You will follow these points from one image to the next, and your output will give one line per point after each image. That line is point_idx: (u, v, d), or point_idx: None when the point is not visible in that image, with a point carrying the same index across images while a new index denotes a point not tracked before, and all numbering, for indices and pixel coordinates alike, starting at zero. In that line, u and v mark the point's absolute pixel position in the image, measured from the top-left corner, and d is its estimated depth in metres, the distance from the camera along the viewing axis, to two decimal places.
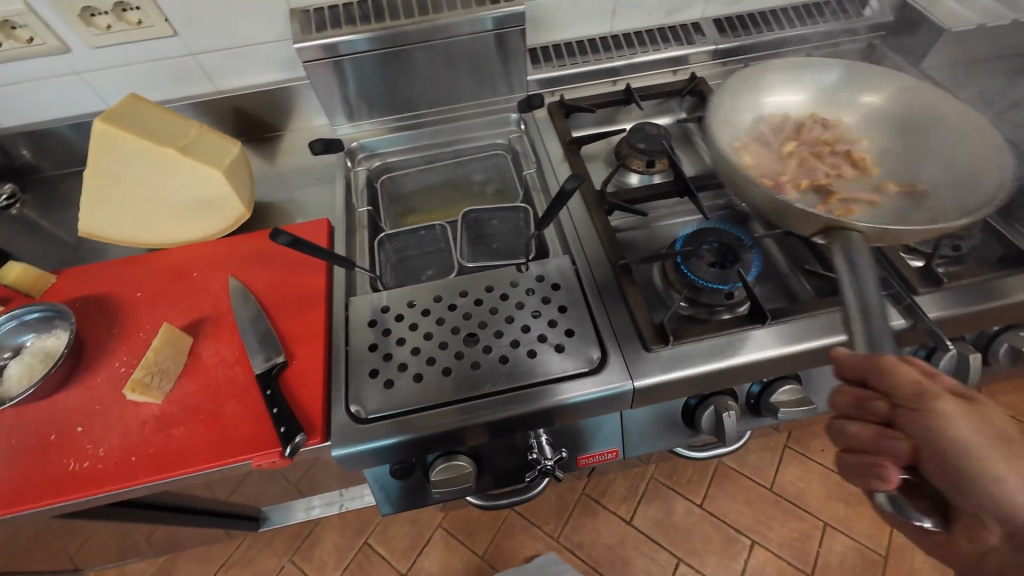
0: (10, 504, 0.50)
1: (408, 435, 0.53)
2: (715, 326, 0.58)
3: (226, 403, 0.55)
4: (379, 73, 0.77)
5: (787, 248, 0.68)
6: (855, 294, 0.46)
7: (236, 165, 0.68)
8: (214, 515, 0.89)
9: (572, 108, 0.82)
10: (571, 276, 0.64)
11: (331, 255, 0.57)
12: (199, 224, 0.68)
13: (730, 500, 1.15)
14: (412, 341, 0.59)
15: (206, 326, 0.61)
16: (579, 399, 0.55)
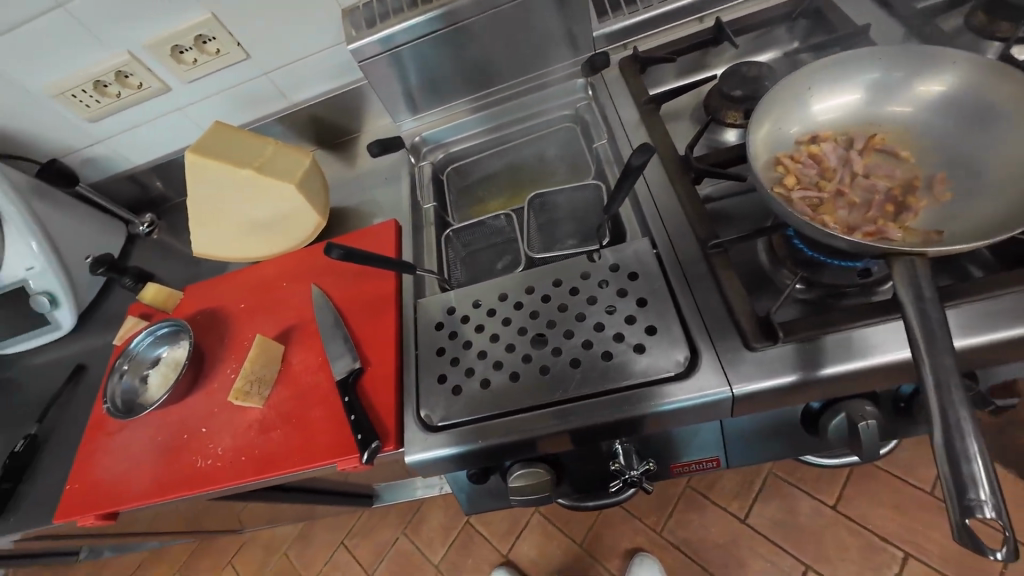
0: (156, 494, 0.59)
1: (477, 445, 0.51)
2: (845, 317, 0.45)
3: (313, 409, 0.59)
4: (435, 58, 0.73)
5: None
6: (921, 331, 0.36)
7: (308, 175, 0.70)
8: (332, 495, 0.99)
9: (648, 61, 0.71)
10: (650, 262, 0.55)
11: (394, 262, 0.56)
12: (283, 236, 0.72)
13: (874, 504, 0.97)
14: (478, 344, 0.56)
15: (295, 335, 0.65)
16: (664, 407, 0.48)
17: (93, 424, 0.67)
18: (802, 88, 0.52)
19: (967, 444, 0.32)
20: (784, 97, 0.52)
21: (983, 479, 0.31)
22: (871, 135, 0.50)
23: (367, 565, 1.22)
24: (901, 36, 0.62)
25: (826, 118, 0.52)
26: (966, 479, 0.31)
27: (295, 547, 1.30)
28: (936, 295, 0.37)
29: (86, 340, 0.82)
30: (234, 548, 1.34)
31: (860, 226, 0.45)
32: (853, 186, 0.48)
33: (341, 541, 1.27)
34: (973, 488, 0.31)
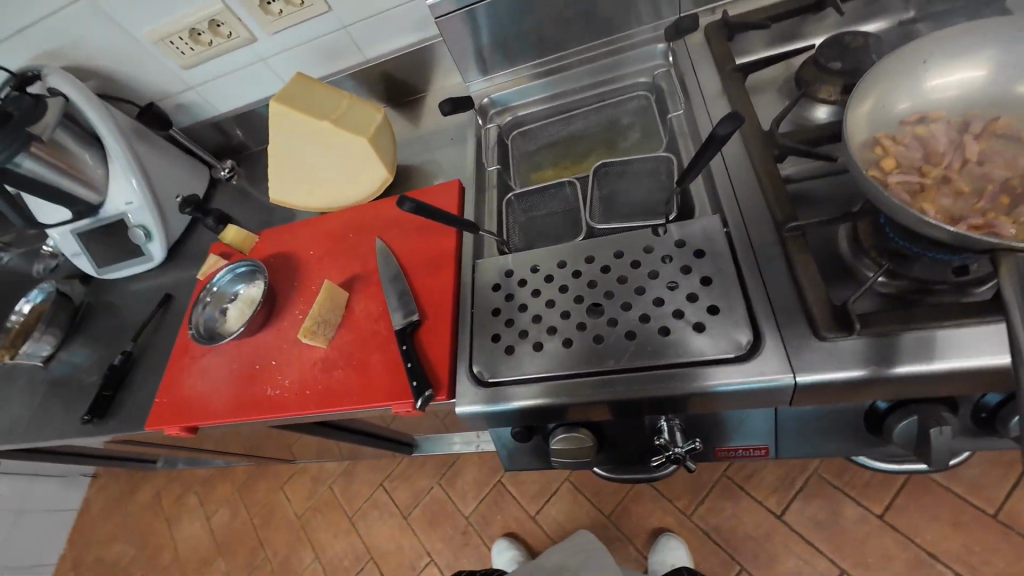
0: (232, 414, 0.65)
1: (524, 404, 0.53)
2: (934, 314, 0.42)
3: (372, 353, 0.62)
4: (512, 17, 0.72)
5: None
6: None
7: (380, 131, 0.72)
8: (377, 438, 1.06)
9: (737, 28, 0.66)
10: (719, 240, 0.53)
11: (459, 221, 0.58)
12: (354, 189, 0.75)
13: (927, 518, 0.92)
14: (534, 308, 0.57)
15: (358, 283, 0.69)
16: (719, 389, 0.47)
17: (179, 347, 0.75)
18: (916, 63, 0.47)
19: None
20: (896, 71, 0.47)
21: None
22: (994, 118, 0.45)
23: (404, 508, 1.30)
24: None
25: (941, 97, 0.47)
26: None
27: (340, 482, 1.41)
28: None
29: (173, 273, 0.90)
30: (287, 475, 1.48)
31: (965, 217, 0.41)
32: (963, 175, 0.44)
33: (381, 483, 1.36)
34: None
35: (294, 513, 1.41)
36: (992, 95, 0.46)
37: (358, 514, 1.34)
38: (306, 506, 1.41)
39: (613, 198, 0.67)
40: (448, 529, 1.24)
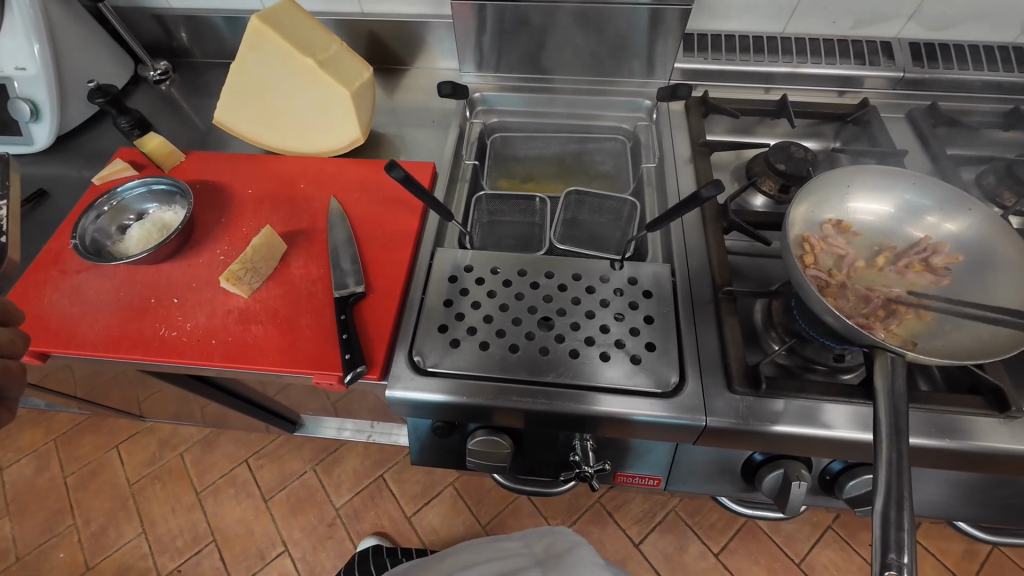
0: (106, 349, 0.55)
1: (458, 399, 0.52)
2: (819, 389, 0.51)
3: (302, 315, 0.57)
4: (519, 29, 0.74)
5: None
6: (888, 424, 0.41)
7: (363, 89, 0.68)
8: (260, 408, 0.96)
9: (713, 108, 0.74)
10: (665, 287, 0.59)
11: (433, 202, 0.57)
12: (319, 138, 0.70)
13: (749, 561, 1.09)
14: (486, 308, 0.57)
15: (301, 238, 0.63)
16: (642, 418, 0.51)
17: (50, 256, 0.62)
18: (841, 187, 0.58)
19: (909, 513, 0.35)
20: (825, 189, 0.57)
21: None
22: (884, 247, 0.56)
23: (266, 490, 1.19)
24: (925, 170, 0.69)
25: (854, 217, 0.58)
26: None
27: (195, 450, 1.25)
28: (905, 388, 0.43)
29: (55, 167, 0.74)
30: (126, 433, 1.28)
31: (854, 316, 0.51)
32: (856, 287, 0.54)
33: (246, 459, 1.24)
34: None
35: (125, 478, 1.21)
36: (886, 229, 0.57)
37: (207, 490, 1.20)
38: (142, 473, 1.22)
39: (574, 224, 0.72)
40: (312, 519, 1.16)
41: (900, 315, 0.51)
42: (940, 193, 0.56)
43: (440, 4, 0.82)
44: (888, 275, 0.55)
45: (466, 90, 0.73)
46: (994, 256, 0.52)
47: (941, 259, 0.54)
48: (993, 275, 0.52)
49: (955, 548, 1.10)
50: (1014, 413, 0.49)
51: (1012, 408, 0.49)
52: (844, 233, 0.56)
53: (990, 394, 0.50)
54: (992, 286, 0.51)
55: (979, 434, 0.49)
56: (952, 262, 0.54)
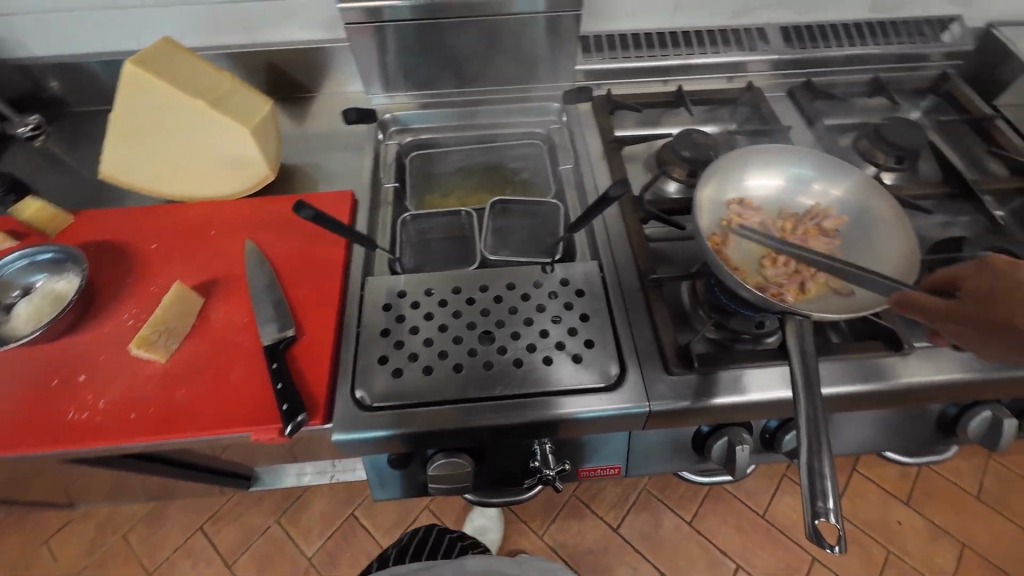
0: (6, 445, 0.49)
1: (409, 429, 0.51)
2: (746, 356, 0.55)
3: (229, 370, 0.54)
4: (422, 45, 0.74)
5: None
6: (804, 386, 0.45)
7: (264, 124, 0.65)
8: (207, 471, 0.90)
9: (618, 105, 0.78)
10: (596, 283, 0.60)
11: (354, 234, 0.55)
12: (223, 180, 0.66)
13: (719, 522, 1.16)
14: (426, 331, 0.57)
15: (218, 287, 0.60)
16: (590, 415, 0.52)
17: None
18: (739, 169, 0.62)
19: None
20: (725, 173, 0.62)
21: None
22: (785, 218, 0.61)
23: (229, 554, 1.12)
24: (810, 141, 0.76)
25: (754, 193, 0.62)
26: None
27: (142, 528, 1.15)
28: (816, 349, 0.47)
29: None
30: (56, 525, 1.15)
31: (768, 287, 0.55)
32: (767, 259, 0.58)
33: (201, 526, 1.15)
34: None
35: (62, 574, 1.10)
36: (784, 203, 0.62)
37: (162, 567, 1.11)
38: (82, 564, 1.11)
39: (503, 233, 0.71)
40: None
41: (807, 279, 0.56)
42: (821, 163, 0.62)
43: (338, 27, 0.81)
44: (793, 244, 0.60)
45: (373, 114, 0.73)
46: (873, 214, 0.58)
47: (831, 222, 0.59)
48: (874, 231, 0.58)
49: (892, 472, 1.21)
50: (908, 348, 0.56)
51: (905, 345, 0.55)
52: (748, 211, 0.61)
53: (887, 337, 0.56)
54: (875, 240, 0.57)
55: (886, 374, 0.55)
56: (840, 224, 0.59)
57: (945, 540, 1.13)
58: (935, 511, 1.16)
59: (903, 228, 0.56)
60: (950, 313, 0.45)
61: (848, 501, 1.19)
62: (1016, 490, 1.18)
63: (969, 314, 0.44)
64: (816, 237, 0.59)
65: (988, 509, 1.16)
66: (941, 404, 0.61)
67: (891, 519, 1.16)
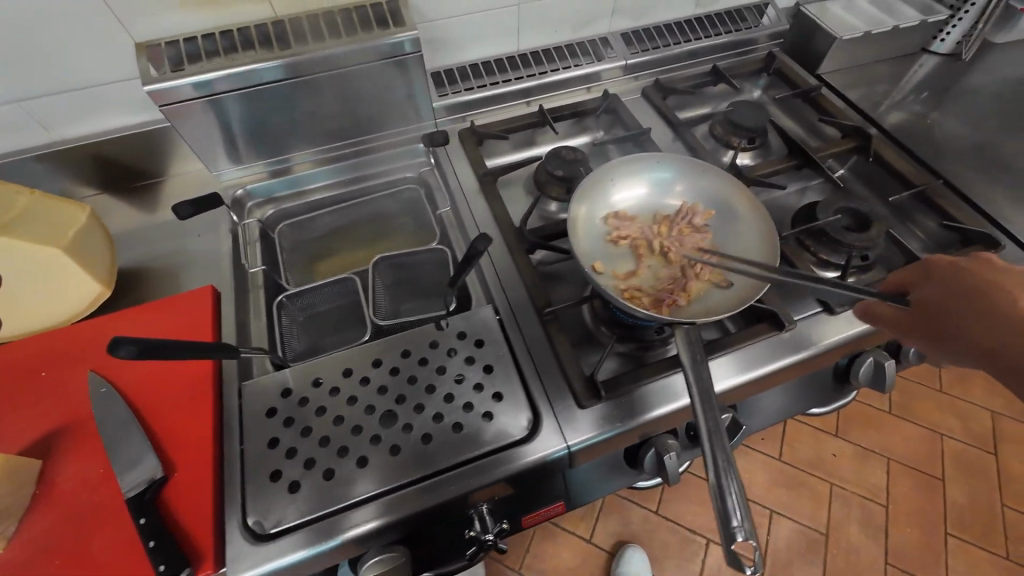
0: None
1: (321, 546, 0.46)
2: (651, 370, 0.55)
3: (87, 540, 0.45)
4: (269, 110, 0.67)
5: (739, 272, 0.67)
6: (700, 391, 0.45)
7: (82, 234, 0.56)
8: None
9: (484, 135, 0.76)
10: (494, 329, 0.58)
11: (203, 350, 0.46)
12: (40, 309, 0.56)
13: (684, 502, 1.19)
14: (321, 429, 0.51)
15: (61, 441, 0.50)
16: (511, 472, 0.50)
17: None
18: (605, 186, 0.63)
19: (725, 483, 0.39)
20: (593, 192, 0.62)
21: (736, 509, 0.38)
22: (661, 222, 0.62)
23: None
24: (670, 137, 0.80)
25: (626, 205, 0.64)
26: (723, 512, 0.38)
27: None
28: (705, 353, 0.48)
29: None
30: None
31: (662, 298, 0.56)
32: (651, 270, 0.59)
33: None
34: (732, 518, 0.38)
35: None
36: (656, 208, 0.64)
37: None
38: None
39: (391, 291, 0.68)
40: None
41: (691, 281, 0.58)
42: (679, 163, 0.64)
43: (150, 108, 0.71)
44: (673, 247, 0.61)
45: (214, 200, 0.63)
46: (734, 202, 0.61)
47: (701, 218, 0.61)
48: (739, 220, 0.60)
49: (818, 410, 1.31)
50: (790, 323, 0.58)
51: (790, 323, 0.58)
52: (625, 225, 0.62)
53: (771, 318, 0.59)
54: (741, 228, 0.60)
55: (776, 353, 0.58)
56: (708, 217, 0.62)
57: (872, 458, 1.25)
58: (859, 435, 1.28)
59: (762, 212, 0.59)
60: (902, 324, 0.51)
61: (789, 448, 1.27)
62: (916, 397, 1.33)
63: (914, 320, 0.49)
64: (692, 235, 0.61)
65: (898, 420, 1.31)
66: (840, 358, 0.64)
67: (826, 453, 1.26)
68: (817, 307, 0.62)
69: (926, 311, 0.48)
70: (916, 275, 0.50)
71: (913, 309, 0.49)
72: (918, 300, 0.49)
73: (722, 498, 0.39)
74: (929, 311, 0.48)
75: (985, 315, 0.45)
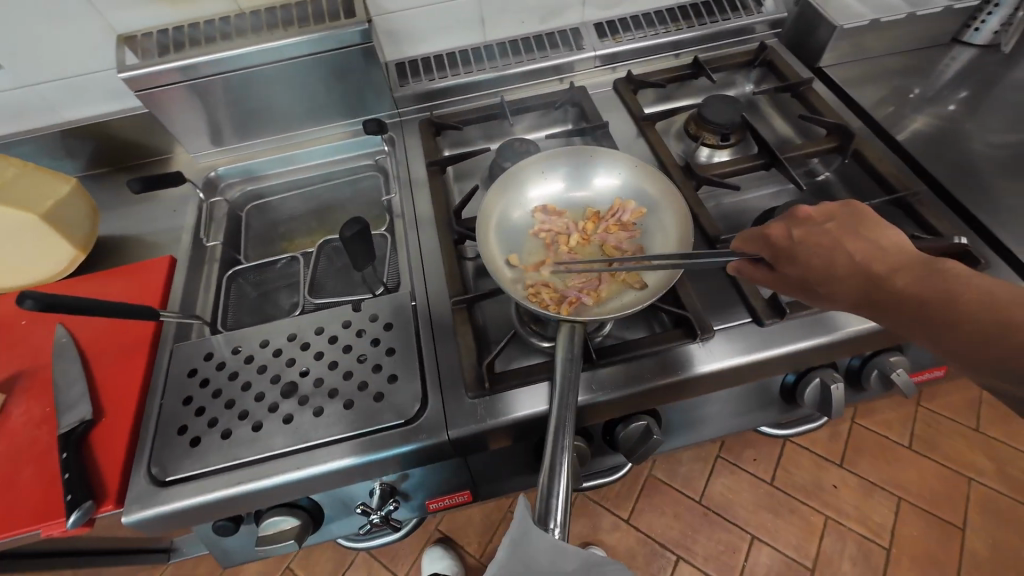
0: None
1: (205, 499, 0.50)
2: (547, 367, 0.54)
3: (22, 469, 0.52)
4: (247, 94, 0.73)
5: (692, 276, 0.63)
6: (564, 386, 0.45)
7: (59, 205, 0.65)
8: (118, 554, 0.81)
9: (441, 126, 0.78)
10: (405, 315, 0.60)
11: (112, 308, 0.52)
12: (20, 268, 0.64)
13: (657, 514, 1.14)
14: (228, 393, 0.55)
15: (20, 383, 0.58)
16: (390, 454, 0.51)
17: None
18: (534, 180, 0.63)
19: (554, 484, 0.39)
20: (518, 186, 0.63)
21: (557, 510, 0.38)
22: (588, 218, 0.61)
23: None
24: (632, 132, 0.78)
25: (555, 201, 0.63)
26: (544, 511, 0.38)
27: None
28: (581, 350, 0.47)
29: None
30: None
31: (568, 293, 0.55)
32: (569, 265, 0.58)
33: None
34: (550, 519, 0.38)
35: None
36: (587, 204, 0.63)
37: None
38: None
39: (321, 276, 0.69)
40: None
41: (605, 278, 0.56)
42: (612, 159, 0.63)
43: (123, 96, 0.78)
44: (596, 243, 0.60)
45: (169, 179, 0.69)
46: (663, 199, 0.59)
47: (628, 215, 0.60)
48: (666, 218, 0.58)
49: (822, 435, 1.20)
50: (703, 334, 0.55)
51: (703, 331, 0.55)
52: (549, 220, 0.61)
53: (686, 325, 0.56)
54: (668, 226, 0.58)
55: (690, 363, 0.55)
56: (638, 216, 0.60)
57: (880, 495, 1.12)
58: (868, 468, 1.15)
59: (685, 210, 0.56)
60: (774, 283, 0.43)
61: (783, 471, 1.17)
62: (943, 432, 1.19)
63: (783, 280, 0.42)
64: (617, 232, 0.59)
65: (918, 456, 1.16)
66: (780, 374, 0.59)
67: (826, 482, 1.14)
68: (748, 318, 0.58)
69: (801, 279, 0.41)
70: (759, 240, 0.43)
71: (783, 271, 0.42)
72: (784, 264, 0.41)
73: (547, 498, 0.39)
74: (802, 275, 0.41)
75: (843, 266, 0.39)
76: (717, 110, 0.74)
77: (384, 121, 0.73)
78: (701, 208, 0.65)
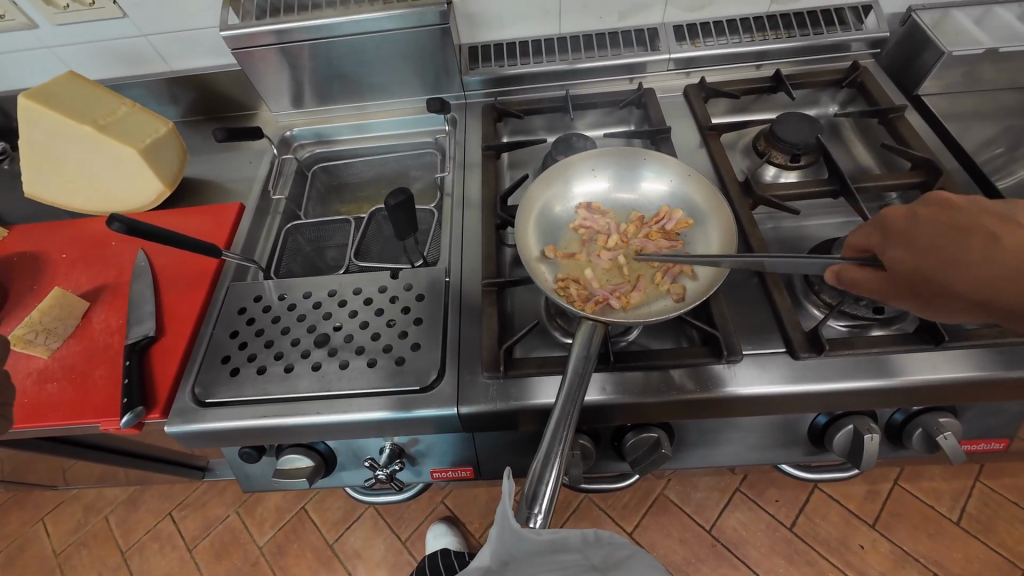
0: None
1: (233, 425, 0.54)
2: (562, 361, 0.54)
3: (95, 367, 0.60)
4: (329, 62, 0.78)
5: (734, 293, 0.61)
6: (573, 384, 0.45)
7: (157, 144, 0.73)
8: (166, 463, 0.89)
9: (502, 113, 0.79)
10: (437, 289, 0.62)
11: (180, 240, 0.58)
12: (122, 194, 0.73)
13: (663, 534, 1.11)
14: (269, 334, 0.60)
15: (104, 295, 0.66)
16: (400, 417, 0.54)
17: None
18: (582, 176, 0.63)
19: (546, 472, 0.40)
20: (566, 179, 0.63)
21: (543, 497, 0.39)
22: (631, 221, 0.61)
23: (190, 539, 1.19)
24: (694, 140, 0.75)
25: (600, 200, 0.63)
26: (531, 495, 0.39)
27: (119, 511, 1.25)
28: (597, 351, 0.46)
29: None
30: (53, 503, 1.29)
31: (598, 291, 0.54)
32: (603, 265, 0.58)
33: (169, 512, 1.24)
34: (535, 503, 0.39)
35: (51, 549, 1.23)
36: (633, 209, 0.62)
37: (133, 548, 1.20)
38: (68, 541, 1.24)
39: (368, 240, 0.73)
40: (235, 562, 1.15)
41: (637, 283, 0.55)
42: (666, 165, 0.61)
43: (219, 53, 0.85)
44: (635, 248, 0.59)
45: (250, 132, 0.75)
46: (711, 213, 0.57)
47: (672, 224, 0.58)
48: (712, 232, 0.56)
49: (858, 490, 1.10)
50: (728, 356, 0.53)
51: (729, 353, 0.53)
52: (591, 218, 0.61)
53: (713, 344, 0.54)
54: (712, 242, 0.56)
55: (710, 382, 0.53)
56: (683, 226, 0.59)
57: (913, 567, 1.01)
58: (904, 536, 1.05)
59: (732, 226, 0.54)
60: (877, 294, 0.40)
61: (805, 519, 1.09)
62: (1004, 517, 1.05)
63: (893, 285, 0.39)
64: (659, 239, 0.58)
65: (967, 536, 1.04)
66: (810, 412, 0.56)
67: (852, 541, 1.05)
68: (782, 348, 0.55)
69: (910, 273, 0.38)
70: (871, 232, 0.41)
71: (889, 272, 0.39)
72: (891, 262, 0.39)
73: (537, 483, 0.39)
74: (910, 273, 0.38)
75: (968, 255, 0.35)
76: (791, 128, 0.69)
77: (447, 102, 0.75)
78: (753, 227, 0.62)
